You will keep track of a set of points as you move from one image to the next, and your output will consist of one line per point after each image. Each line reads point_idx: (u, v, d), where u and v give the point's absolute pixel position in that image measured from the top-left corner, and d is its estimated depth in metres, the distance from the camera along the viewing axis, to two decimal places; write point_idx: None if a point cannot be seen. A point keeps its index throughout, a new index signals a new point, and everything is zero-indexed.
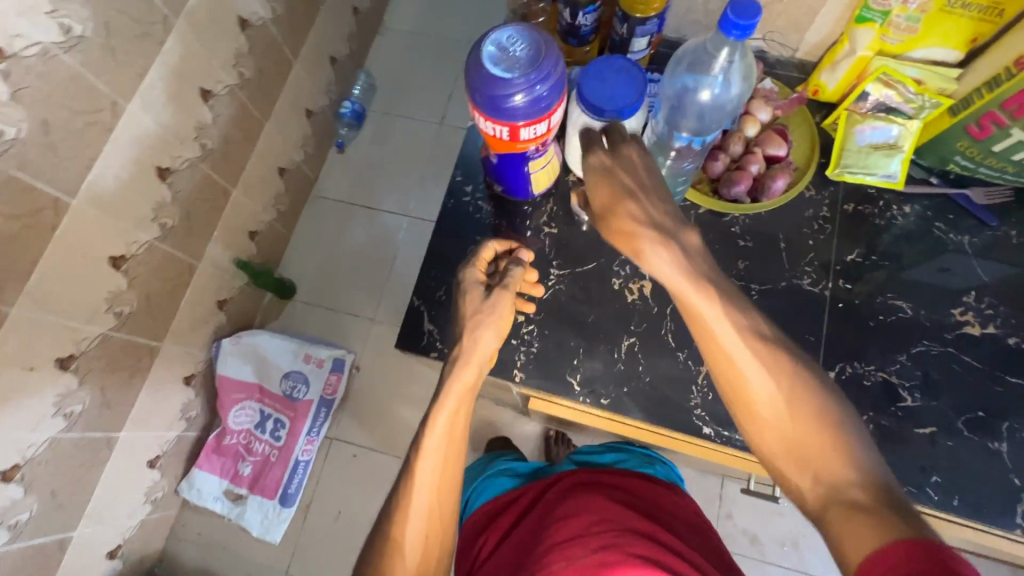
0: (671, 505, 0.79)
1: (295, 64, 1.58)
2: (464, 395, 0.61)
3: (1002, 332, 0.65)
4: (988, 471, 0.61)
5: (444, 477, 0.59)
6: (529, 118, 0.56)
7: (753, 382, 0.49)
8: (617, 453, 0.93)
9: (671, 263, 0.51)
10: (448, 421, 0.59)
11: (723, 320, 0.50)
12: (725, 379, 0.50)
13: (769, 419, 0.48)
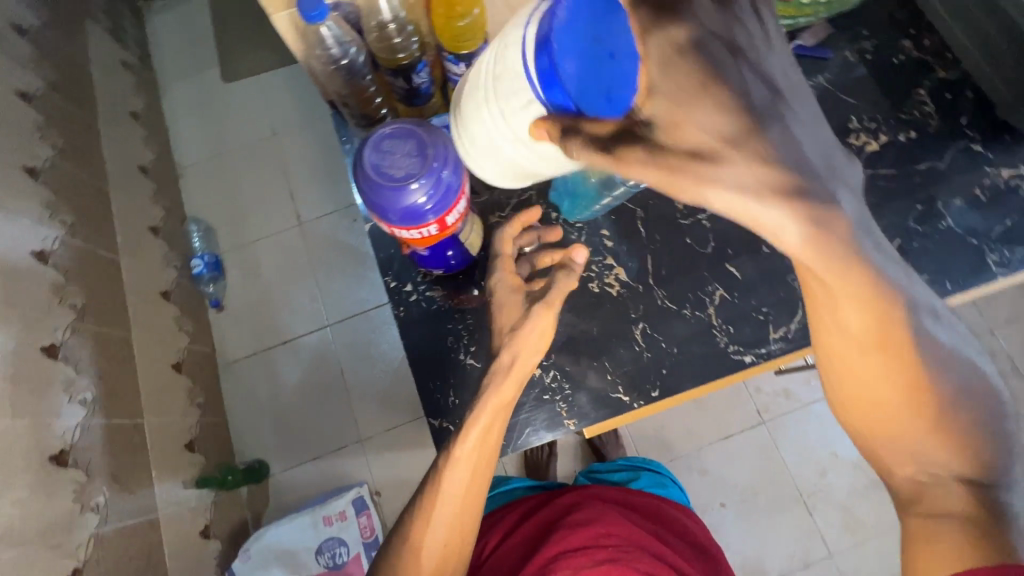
0: (676, 523, 0.95)
1: (119, 259, 1.42)
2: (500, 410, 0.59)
3: (892, 133, 0.74)
4: (958, 244, 0.69)
5: (467, 491, 0.58)
6: (445, 208, 0.52)
7: (895, 370, 0.42)
8: (630, 473, 1.12)
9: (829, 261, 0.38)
10: (479, 432, 0.59)
11: (872, 307, 0.40)
12: (850, 367, 0.44)
13: (891, 409, 0.44)
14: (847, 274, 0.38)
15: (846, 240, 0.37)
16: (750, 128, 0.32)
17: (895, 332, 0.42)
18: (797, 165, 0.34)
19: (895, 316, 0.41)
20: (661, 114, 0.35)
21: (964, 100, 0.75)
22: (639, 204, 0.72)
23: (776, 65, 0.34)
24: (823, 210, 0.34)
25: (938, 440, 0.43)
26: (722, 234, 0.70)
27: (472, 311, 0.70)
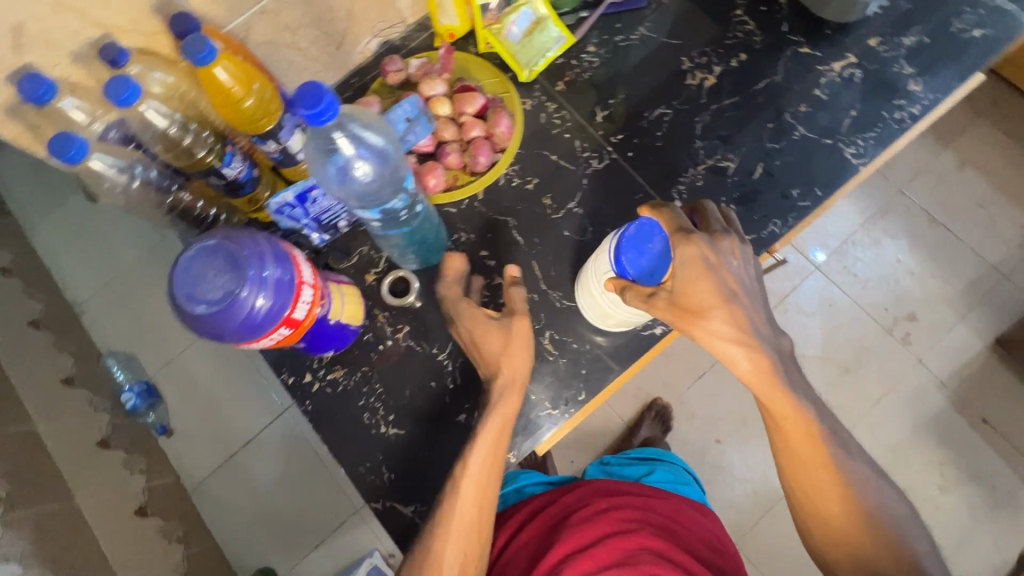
0: (691, 517, 0.81)
1: (37, 427, 1.30)
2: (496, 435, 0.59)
3: (726, 61, 0.74)
4: (816, 148, 0.70)
5: (473, 513, 0.58)
6: (290, 297, 0.49)
7: (808, 434, 0.62)
8: (642, 467, 1.01)
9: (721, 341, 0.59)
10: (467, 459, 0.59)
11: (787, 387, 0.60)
12: (787, 433, 0.62)
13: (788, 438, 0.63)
14: (762, 365, 0.60)
15: (758, 343, 0.59)
16: (709, 257, 0.58)
17: (814, 420, 0.62)
18: (733, 302, 0.58)
19: (803, 400, 0.61)
20: (680, 279, 0.58)
21: (779, 9, 0.75)
22: (508, 214, 0.71)
23: (739, 271, 0.60)
24: (743, 311, 0.59)
25: (837, 509, 0.61)
26: (596, 218, 0.69)
27: (381, 378, 0.67)
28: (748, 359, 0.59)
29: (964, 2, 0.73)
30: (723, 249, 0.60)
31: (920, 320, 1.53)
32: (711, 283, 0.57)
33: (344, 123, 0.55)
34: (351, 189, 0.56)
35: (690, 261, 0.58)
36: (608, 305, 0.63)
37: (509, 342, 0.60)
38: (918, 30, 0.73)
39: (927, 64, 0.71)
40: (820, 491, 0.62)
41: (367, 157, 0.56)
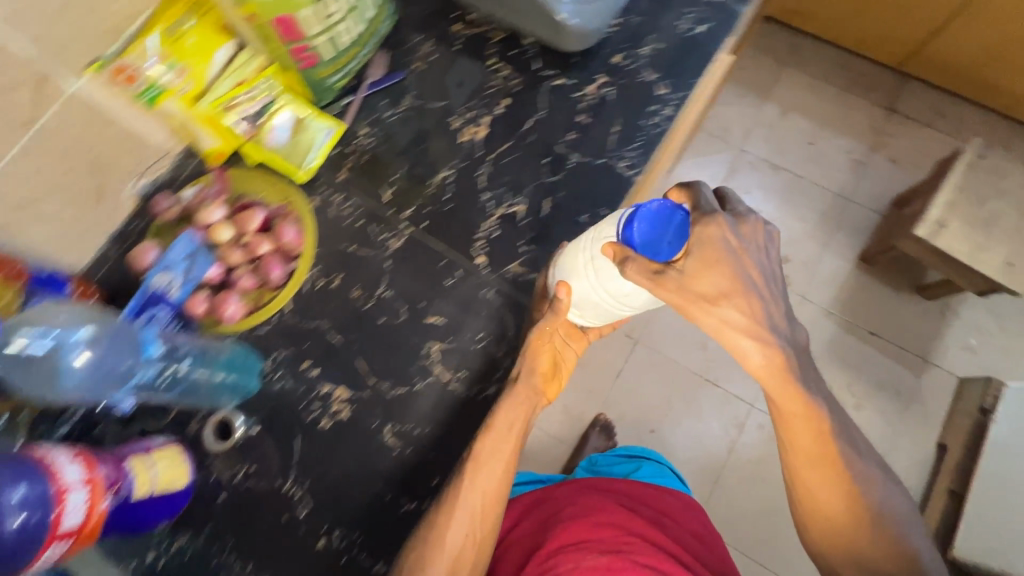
0: (666, 499, 0.96)
1: None
2: (519, 407, 0.63)
3: (492, 110, 0.76)
4: (592, 170, 0.73)
5: (484, 503, 0.60)
6: (45, 509, 0.46)
7: (811, 430, 0.70)
8: (629, 465, 1.11)
9: (728, 324, 0.67)
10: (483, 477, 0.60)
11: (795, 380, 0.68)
12: (795, 424, 0.70)
13: (797, 433, 0.71)
14: (772, 353, 0.67)
15: (767, 329, 0.67)
16: (736, 246, 0.65)
17: (821, 421, 0.70)
18: (740, 279, 0.65)
19: (815, 397, 0.70)
20: (694, 258, 0.64)
21: (527, 48, 0.79)
22: (320, 317, 0.69)
23: (760, 261, 0.67)
24: (757, 300, 0.66)
25: (839, 505, 0.71)
26: (408, 296, 0.69)
27: (229, 530, 0.63)
28: (757, 349, 0.67)
29: (684, 4, 0.79)
30: (745, 232, 0.66)
31: (793, 260, 1.64)
32: (728, 270, 0.65)
33: (24, 318, 0.52)
34: (76, 383, 0.54)
35: (706, 243, 0.64)
36: (592, 282, 0.59)
37: (532, 362, 0.64)
38: (651, 39, 0.78)
39: (668, 68, 0.77)
40: (817, 490, 0.71)
41: (50, 340, 0.51)
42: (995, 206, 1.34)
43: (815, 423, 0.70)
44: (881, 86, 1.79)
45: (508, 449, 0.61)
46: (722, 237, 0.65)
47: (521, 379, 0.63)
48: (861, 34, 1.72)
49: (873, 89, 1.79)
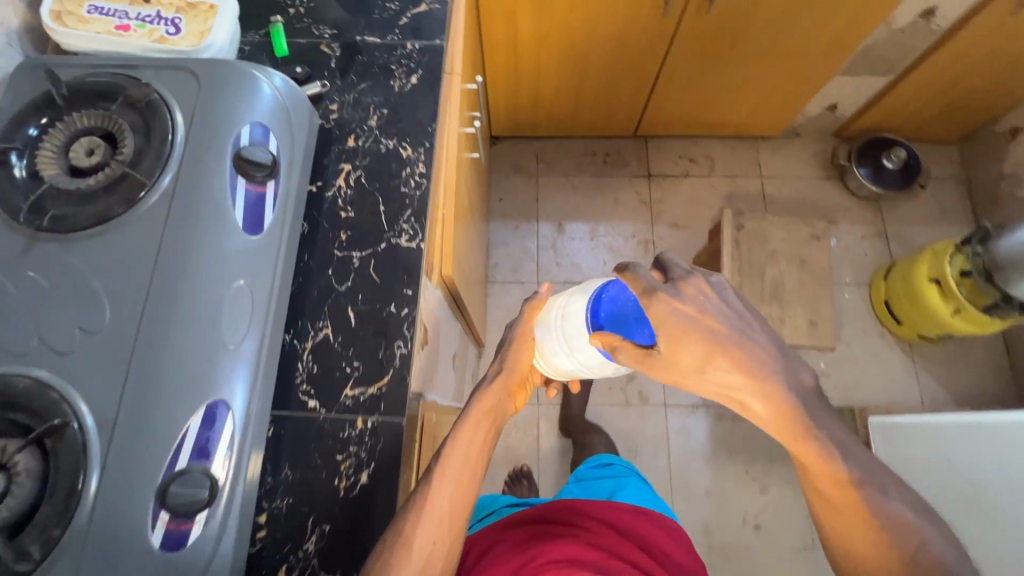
0: (650, 527, 0.88)
1: None
2: (482, 418, 0.69)
3: None
4: None
5: (450, 501, 0.62)
6: None
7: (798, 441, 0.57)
8: (610, 486, 1.01)
9: (721, 381, 0.57)
10: (462, 450, 0.65)
11: (781, 394, 0.56)
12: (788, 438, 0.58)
13: (823, 475, 0.58)
14: (771, 397, 0.56)
15: (769, 380, 0.56)
16: (695, 314, 0.56)
17: (835, 462, 0.57)
18: (714, 339, 0.56)
19: (825, 443, 0.57)
20: (664, 341, 0.56)
21: None
22: None
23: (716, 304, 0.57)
24: (747, 351, 0.56)
25: (887, 565, 0.57)
26: None
27: None
28: (743, 377, 0.56)
29: (330, 456, 0.63)
30: (686, 295, 0.57)
31: (638, 372, 1.57)
32: (698, 334, 0.55)
33: None
34: None
35: (664, 320, 0.56)
36: (559, 342, 0.72)
37: (517, 346, 0.76)
38: (310, 527, 0.61)
39: (345, 557, 0.60)
40: (860, 539, 0.58)
41: None
42: (774, 269, 1.34)
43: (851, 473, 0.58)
44: (631, 155, 1.78)
45: (473, 472, 0.64)
46: (679, 310, 0.56)
47: (486, 389, 0.71)
48: (587, 120, 1.69)
49: (625, 163, 1.77)
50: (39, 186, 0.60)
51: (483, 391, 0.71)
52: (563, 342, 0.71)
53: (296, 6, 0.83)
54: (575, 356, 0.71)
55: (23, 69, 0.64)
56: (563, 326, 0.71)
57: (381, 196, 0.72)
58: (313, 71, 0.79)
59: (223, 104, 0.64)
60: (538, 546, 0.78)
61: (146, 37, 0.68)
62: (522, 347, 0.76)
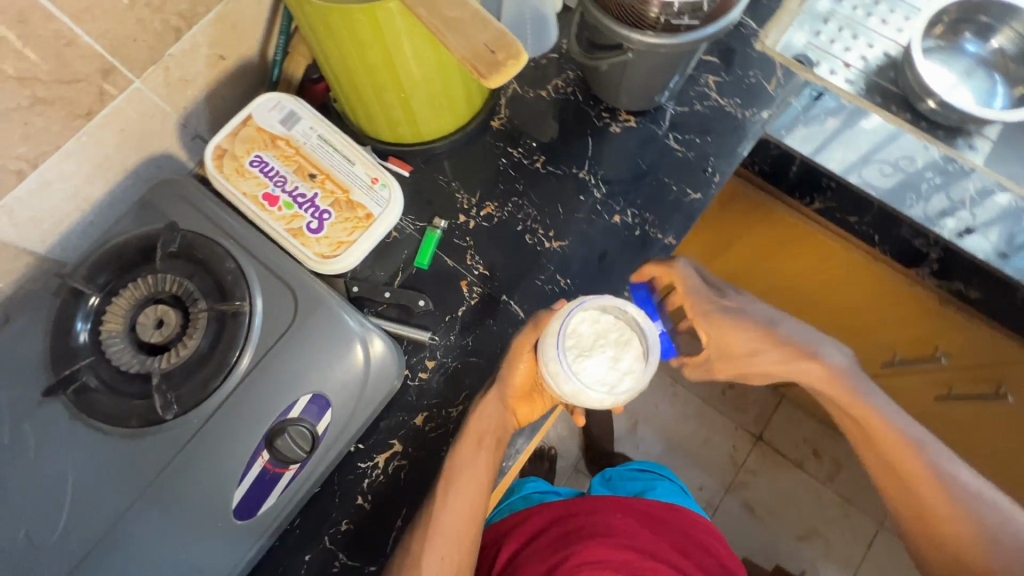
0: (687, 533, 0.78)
1: None
2: (478, 428, 0.60)
3: None
4: None
5: (463, 518, 0.59)
6: None
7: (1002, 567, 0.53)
8: (642, 479, 0.89)
9: (855, 425, 0.59)
10: (463, 456, 0.59)
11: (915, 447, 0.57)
12: (899, 494, 0.58)
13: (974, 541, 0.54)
14: (898, 448, 0.57)
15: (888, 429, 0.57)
16: (806, 361, 0.59)
17: (973, 520, 0.55)
18: (837, 379, 0.59)
19: (959, 491, 0.56)
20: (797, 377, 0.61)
21: None
22: None
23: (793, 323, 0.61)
24: (855, 391, 0.59)
25: None
26: None
27: None
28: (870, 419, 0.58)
29: None
30: (826, 356, 0.59)
31: None
32: (839, 383, 0.58)
33: None
34: None
35: (800, 369, 0.60)
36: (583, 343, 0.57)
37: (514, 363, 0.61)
38: None
39: None
40: None
41: None
42: None
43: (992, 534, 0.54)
44: (755, 404, 1.48)
45: (479, 478, 0.60)
46: (818, 369, 0.59)
47: (481, 403, 0.61)
48: None
49: (744, 408, 1.48)
50: (86, 351, 0.55)
51: (477, 412, 0.60)
52: (591, 371, 0.56)
53: (469, 216, 0.70)
54: (626, 349, 0.57)
55: (150, 212, 0.59)
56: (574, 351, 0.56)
57: (406, 507, 0.62)
58: (435, 308, 0.67)
59: (299, 361, 0.55)
60: (571, 547, 0.73)
61: (283, 222, 0.59)
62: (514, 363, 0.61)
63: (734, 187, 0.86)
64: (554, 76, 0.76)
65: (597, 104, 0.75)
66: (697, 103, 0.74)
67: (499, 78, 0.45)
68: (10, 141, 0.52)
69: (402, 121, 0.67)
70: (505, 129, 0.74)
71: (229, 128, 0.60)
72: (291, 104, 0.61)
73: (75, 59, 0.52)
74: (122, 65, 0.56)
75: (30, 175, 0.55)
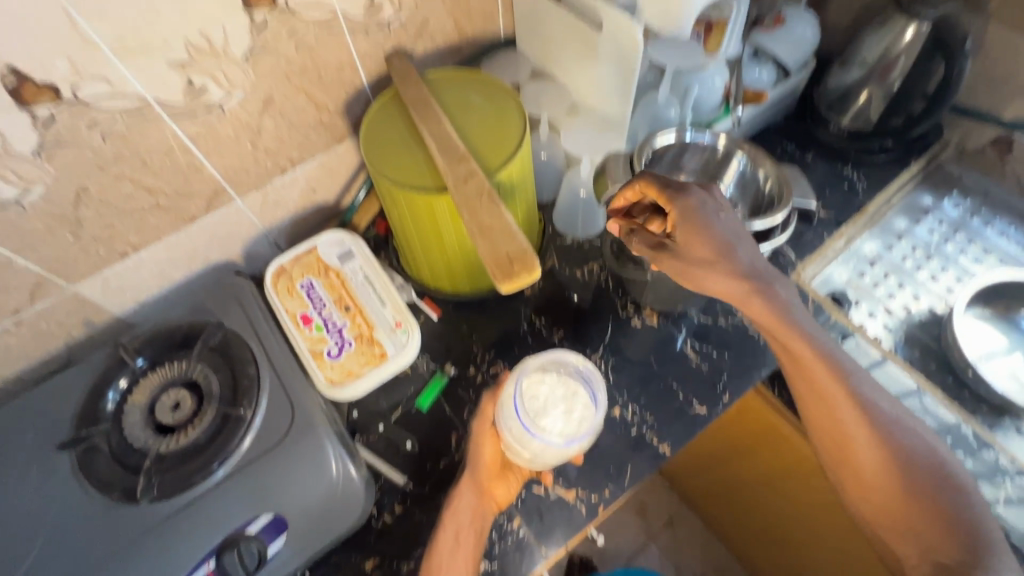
0: None
1: None
2: (462, 526, 0.60)
3: None
4: None
5: None
6: None
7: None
8: None
9: (806, 388, 0.59)
10: (448, 539, 0.59)
11: (878, 442, 0.56)
12: (853, 486, 0.58)
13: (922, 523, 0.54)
14: (849, 406, 0.57)
15: (839, 386, 0.58)
16: (754, 277, 0.56)
17: (914, 480, 0.55)
18: (790, 323, 0.57)
19: (911, 455, 0.56)
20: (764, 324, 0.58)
21: None
22: None
23: (774, 281, 0.58)
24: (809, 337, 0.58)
25: (936, 532, 0.53)
26: None
27: None
28: (820, 374, 0.58)
29: None
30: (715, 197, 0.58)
31: None
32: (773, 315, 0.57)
33: None
34: None
35: (755, 308, 0.57)
36: (535, 405, 0.62)
37: (478, 447, 0.65)
38: None
39: None
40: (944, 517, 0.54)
41: None
42: None
43: (942, 505, 0.54)
44: None
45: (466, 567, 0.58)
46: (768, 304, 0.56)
47: (457, 503, 0.61)
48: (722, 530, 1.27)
49: None
50: (109, 416, 0.62)
51: (454, 506, 0.61)
52: (570, 397, 0.62)
53: (478, 371, 0.74)
54: (548, 383, 0.63)
55: (208, 306, 0.68)
56: (564, 426, 0.60)
57: None
58: (420, 453, 0.69)
59: (272, 480, 0.58)
60: None
61: (310, 342, 0.66)
62: (478, 440, 0.65)
63: (749, 400, 0.80)
64: (594, 258, 0.82)
65: (624, 295, 0.79)
66: (723, 317, 0.76)
67: (511, 285, 0.51)
68: (125, 230, 0.64)
69: (444, 275, 0.74)
70: (536, 297, 0.79)
71: (294, 252, 0.71)
72: (351, 243, 0.71)
73: (197, 180, 0.65)
74: (232, 188, 0.69)
75: (131, 256, 0.67)
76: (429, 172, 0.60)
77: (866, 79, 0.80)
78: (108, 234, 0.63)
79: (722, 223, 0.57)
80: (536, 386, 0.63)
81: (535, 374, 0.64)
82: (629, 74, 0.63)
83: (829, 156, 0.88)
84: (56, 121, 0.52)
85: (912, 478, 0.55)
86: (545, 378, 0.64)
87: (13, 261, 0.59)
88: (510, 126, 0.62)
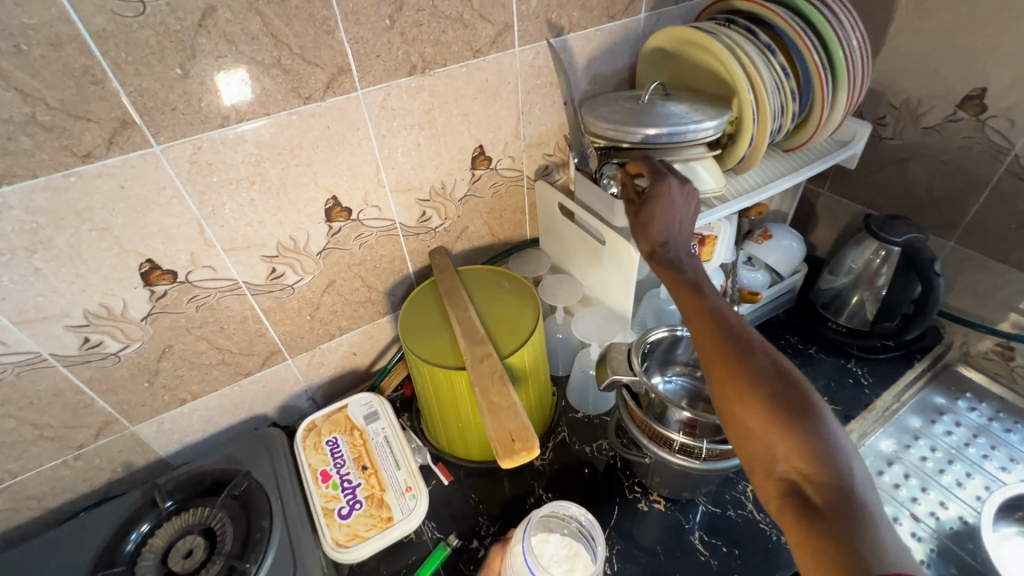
0: None
1: None
2: None
3: None
4: None
5: None
6: None
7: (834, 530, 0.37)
8: None
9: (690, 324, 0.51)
10: None
11: (751, 362, 0.46)
12: (727, 397, 0.46)
13: (770, 444, 0.42)
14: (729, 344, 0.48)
15: (725, 327, 0.49)
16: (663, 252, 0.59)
17: (785, 413, 0.42)
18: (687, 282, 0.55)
19: (780, 383, 0.44)
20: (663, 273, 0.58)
21: None
22: None
23: (682, 247, 0.60)
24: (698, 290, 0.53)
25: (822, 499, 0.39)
26: None
27: None
28: (704, 312, 0.51)
29: None
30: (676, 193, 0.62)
31: None
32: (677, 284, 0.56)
33: None
34: None
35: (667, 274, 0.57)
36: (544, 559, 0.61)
37: None
38: None
39: None
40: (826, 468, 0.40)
41: None
42: None
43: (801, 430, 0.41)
44: None
45: None
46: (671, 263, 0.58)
47: None
48: None
49: None
50: (126, 558, 0.65)
51: None
52: (574, 556, 0.61)
53: (480, 544, 0.74)
54: (553, 541, 0.63)
55: (240, 455, 0.75)
56: None
57: None
58: None
59: None
60: None
61: (324, 498, 0.71)
62: None
63: None
64: (602, 434, 0.85)
65: (631, 475, 0.80)
66: (731, 508, 0.76)
67: (512, 460, 0.57)
68: (190, 380, 0.74)
69: (457, 442, 0.79)
70: (544, 469, 0.82)
71: (326, 411, 0.80)
72: (377, 405, 0.80)
73: (260, 342, 0.77)
74: (286, 349, 0.80)
75: (188, 403, 0.76)
76: (451, 352, 0.69)
77: (854, 287, 0.89)
78: (175, 383, 0.73)
79: (671, 215, 0.61)
80: (543, 544, 0.62)
81: (542, 532, 0.64)
82: (629, 278, 0.74)
83: (832, 351, 0.93)
84: (167, 295, 0.66)
85: (790, 411, 0.42)
86: (550, 537, 0.63)
87: (94, 402, 0.69)
88: (524, 314, 0.73)
